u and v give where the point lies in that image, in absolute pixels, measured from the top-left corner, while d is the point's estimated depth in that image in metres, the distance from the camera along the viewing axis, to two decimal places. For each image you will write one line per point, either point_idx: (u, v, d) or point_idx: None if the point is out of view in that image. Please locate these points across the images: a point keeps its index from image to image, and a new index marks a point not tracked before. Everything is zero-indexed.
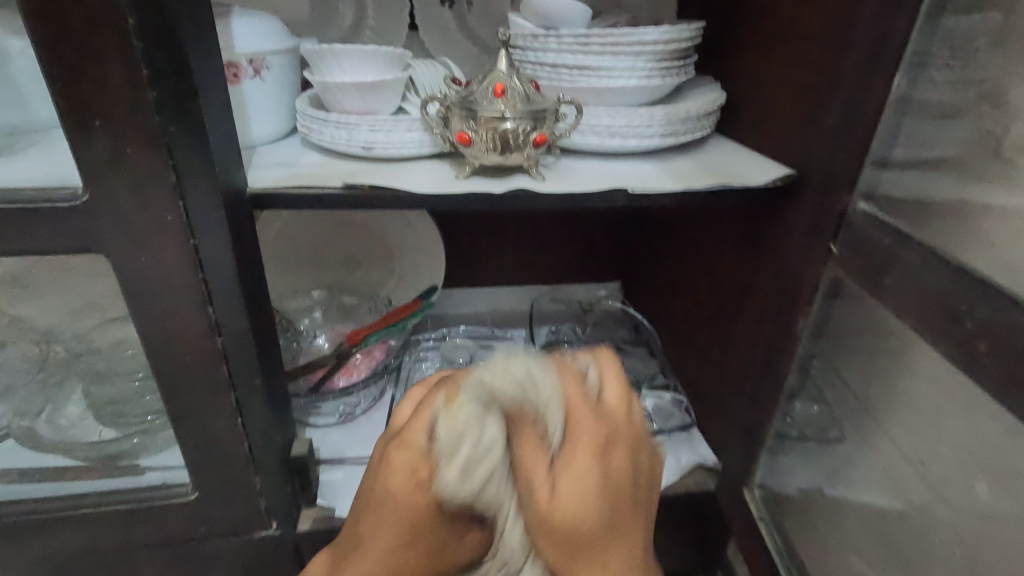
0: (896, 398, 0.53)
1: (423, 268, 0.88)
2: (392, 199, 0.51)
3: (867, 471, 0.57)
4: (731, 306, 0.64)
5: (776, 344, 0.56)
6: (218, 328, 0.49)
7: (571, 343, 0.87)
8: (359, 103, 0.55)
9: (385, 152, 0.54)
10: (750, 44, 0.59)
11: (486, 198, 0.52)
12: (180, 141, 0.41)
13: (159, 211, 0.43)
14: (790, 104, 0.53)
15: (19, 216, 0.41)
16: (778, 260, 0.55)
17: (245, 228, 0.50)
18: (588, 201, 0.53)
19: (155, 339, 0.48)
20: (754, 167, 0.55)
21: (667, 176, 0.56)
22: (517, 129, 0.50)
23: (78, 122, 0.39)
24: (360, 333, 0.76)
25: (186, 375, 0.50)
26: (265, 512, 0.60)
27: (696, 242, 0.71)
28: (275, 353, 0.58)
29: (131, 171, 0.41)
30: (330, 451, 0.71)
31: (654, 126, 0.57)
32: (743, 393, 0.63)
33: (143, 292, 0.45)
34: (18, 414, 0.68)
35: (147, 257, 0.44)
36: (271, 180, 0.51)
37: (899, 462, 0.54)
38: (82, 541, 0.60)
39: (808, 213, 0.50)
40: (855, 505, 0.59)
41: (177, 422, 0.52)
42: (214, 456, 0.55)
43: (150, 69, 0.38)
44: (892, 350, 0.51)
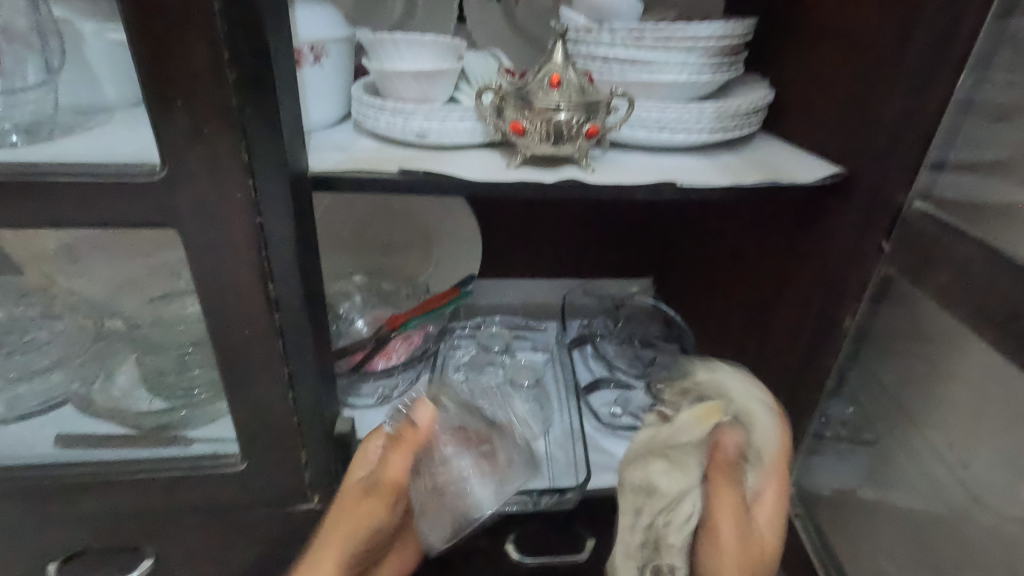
0: (937, 400, 0.54)
1: (460, 257, 0.90)
2: (446, 184, 0.52)
3: (904, 473, 0.57)
4: (771, 306, 0.64)
5: (820, 342, 0.56)
6: (276, 304, 0.51)
7: (603, 336, 0.89)
8: (415, 91, 0.57)
9: (438, 140, 0.56)
10: (801, 42, 0.59)
11: (538, 187, 0.53)
12: (255, 122, 0.43)
13: (230, 188, 0.45)
14: (841, 103, 0.53)
15: (102, 189, 0.44)
16: (823, 259, 0.55)
17: (304, 209, 0.52)
18: (637, 193, 0.54)
19: (218, 312, 0.50)
20: (803, 164, 0.55)
21: (715, 171, 0.56)
22: (571, 120, 0.51)
23: (163, 101, 0.41)
24: (400, 318, 0.78)
25: (243, 348, 0.52)
26: (307, 485, 0.62)
27: (737, 241, 0.71)
28: (324, 333, 0.60)
29: (207, 148, 0.43)
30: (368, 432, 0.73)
31: (703, 121, 0.57)
32: (780, 391, 0.63)
33: (210, 266, 0.48)
34: (76, 381, 0.72)
35: (217, 232, 0.46)
36: (330, 163, 0.53)
37: (938, 464, 0.54)
38: (134, 504, 0.62)
39: (858, 212, 0.50)
40: (888, 506, 0.59)
41: (232, 393, 0.55)
42: (264, 428, 0.57)
43: (232, 51, 0.40)
44: (936, 352, 0.52)
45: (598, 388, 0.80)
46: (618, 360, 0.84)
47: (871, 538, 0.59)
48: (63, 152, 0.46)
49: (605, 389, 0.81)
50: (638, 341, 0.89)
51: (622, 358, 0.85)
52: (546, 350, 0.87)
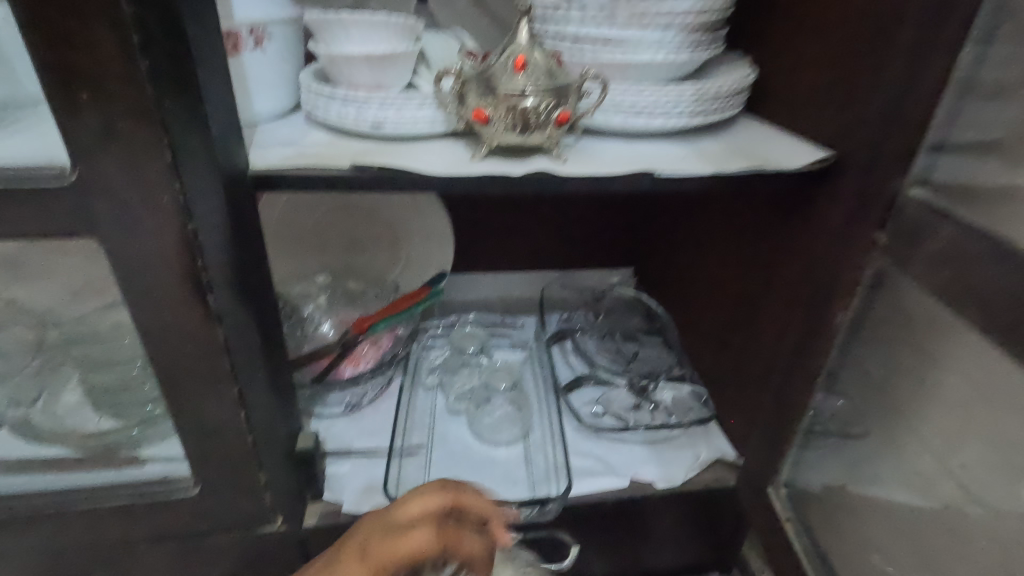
0: (926, 392, 0.50)
1: (430, 252, 0.86)
2: (404, 179, 0.47)
3: (892, 469, 0.54)
4: (756, 298, 0.61)
5: (809, 339, 0.53)
6: (218, 317, 0.46)
7: (583, 331, 0.85)
8: (369, 77, 0.52)
9: (395, 130, 0.51)
10: (786, 16, 0.55)
11: (505, 181, 0.48)
12: (177, 117, 0.38)
13: (155, 192, 0.40)
14: (828, 82, 0.49)
15: (7, 197, 0.38)
16: (810, 248, 0.52)
17: (247, 212, 0.47)
18: (612, 184, 0.50)
19: (152, 329, 0.45)
20: (789, 148, 0.51)
21: (697, 158, 0.52)
22: (538, 106, 0.47)
23: (64, 94, 0.35)
24: (367, 321, 0.73)
25: (185, 367, 0.47)
26: (270, 506, 0.58)
27: (720, 231, 0.68)
28: (280, 344, 0.55)
29: (123, 148, 0.38)
30: (336, 443, 0.68)
31: (681, 104, 0.53)
32: (768, 388, 0.60)
33: (139, 279, 0.43)
34: (15, 403, 0.66)
35: (144, 243, 0.41)
36: (275, 160, 0.48)
37: (927, 460, 0.51)
38: (78, 536, 0.57)
39: (849, 200, 0.47)
40: (877, 502, 0.55)
41: (177, 415, 0.50)
42: (216, 450, 0.52)
43: (142, 36, 0.35)
44: (923, 344, 0.48)
45: (581, 386, 0.76)
46: (599, 356, 0.80)
47: (860, 536, 0.56)
48: None
49: (587, 386, 0.77)
50: (619, 336, 0.85)
51: (604, 353, 0.81)
52: (525, 348, 0.84)
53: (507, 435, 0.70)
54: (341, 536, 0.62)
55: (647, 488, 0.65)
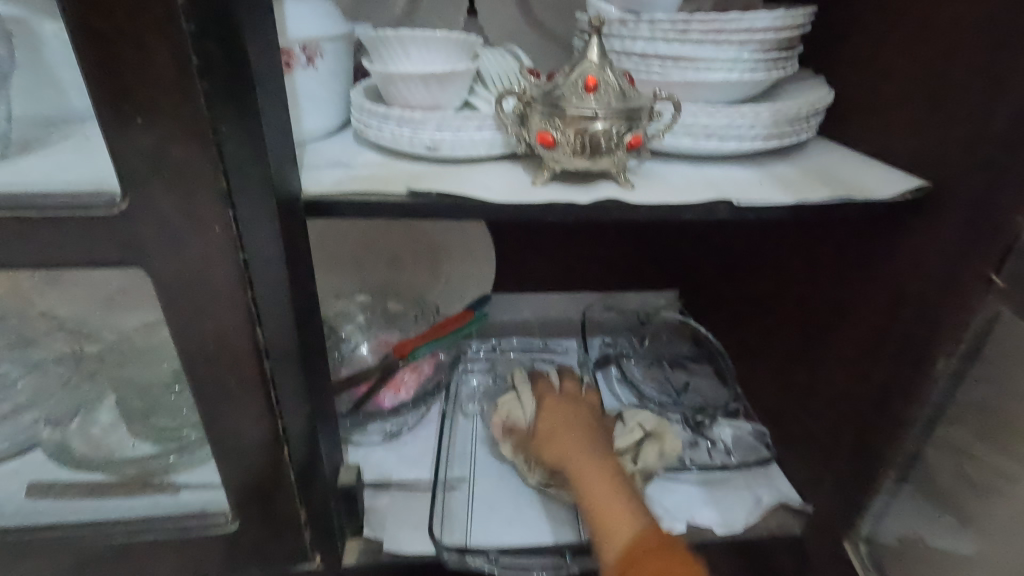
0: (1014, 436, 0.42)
1: (471, 272, 0.83)
2: (463, 206, 0.44)
3: (979, 524, 0.47)
4: (830, 335, 0.57)
5: (897, 383, 0.48)
6: (265, 350, 0.43)
7: (629, 358, 0.81)
8: (425, 96, 0.49)
9: (452, 153, 0.48)
10: (867, 32, 0.51)
11: (570, 209, 0.45)
12: (232, 142, 0.36)
13: (207, 220, 0.37)
14: (924, 104, 0.45)
15: (55, 223, 0.36)
16: (900, 286, 0.48)
17: (298, 239, 0.44)
18: (685, 213, 0.46)
19: (198, 362, 0.43)
20: (877, 175, 0.47)
21: (774, 185, 0.48)
22: (609, 130, 0.43)
23: (118, 119, 0.33)
24: (409, 344, 0.72)
25: (229, 400, 0.45)
26: (309, 544, 0.55)
27: (784, 259, 0.64)
28: (323, 375, 0.52)
29: (177, 174, 0.35)
30: (375, 474, 0.65)
31: (757, 126, 0.49)
32: (843, 432, 0.55)
33: (187, 311, 0.40)
34: (48, 422, 0.64)
35: (193, 273, 0.39)
36: (327, 184, 0.45)
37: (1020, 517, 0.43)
38: (112, 568, 0.55)
39: (956, 235, 0.42)
40: (959, 558, 0.48)
41: (219, 449, 0.47)
42: (256, 486, 0.50)
43: (201, 57, 0.33)
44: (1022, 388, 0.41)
45: None
46: (648, 386, 0.76)
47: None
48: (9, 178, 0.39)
49: None
50: (667, 363, 0.81)
51: (652, 383, 0.77)
52: None
53: None
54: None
55: (706, 533, 0.61)
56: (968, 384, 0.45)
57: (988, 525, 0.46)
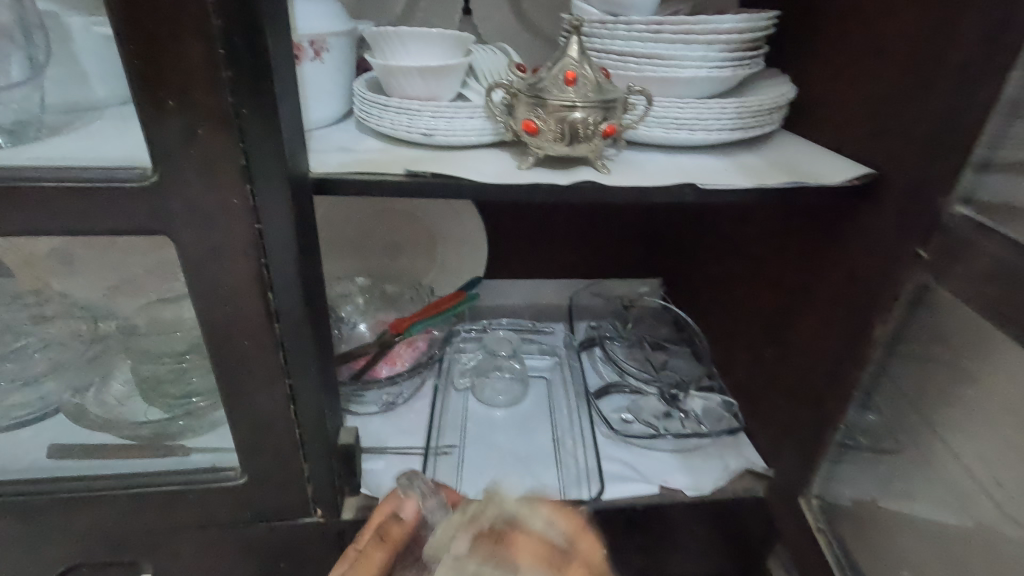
0: (953, 405, 0.51)
1: (465, 258, 0.88)
2: (454, 186, 0.49)
3: (928, 488, 0.54)
4: (793, 312, 0.62)
5: (846, 352, 0.54)
6: (276, 313, 0.48)
7: (612, 339, 0.86)
8: (422, 88, 0.54)
9: (446, 140, 0.53)
10: (824, 35, 0.56)
11: (551, 190, 0.50)
12: (251, 123, 0.41)
13: (227, 193, 0.42)
14: (872, 101, 0.50)
15: (92, 195, 0.41)
16: (850, 264, 0.53)
17: (306, 214, 0.49)
18: (655, 195, 0.51)
19: (214, 322, 0.47)
20: (829, 163, 0.53)
21: (737, 172, 0.53)
22: (587, 119, 0.48)
23: (153, 101, 0.38)
24: (404, 322, 0.77)
25: (241, 359, 0.50)
26: (311, 498, 0.60)
27: (755, 244, 0.69)
28: (327, 341, 0.57)
29: (202, 152, 0.40)
30: (372, 440, 0.70)
31: (723, 119, 0.54)
32: (802, 401, 0.61)
33: (206, 275, 0.45)
34: (70, 389, 0.69)
35: (213, 240, 0.44)
36: (333, 166, 0.50)
37: (962, 478, 0.51)
38: (128, 520, 0.60)
39: (893, 216, 0.48)
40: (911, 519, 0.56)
41: (231, 406, 0.52)
42: (266, 442, 0.55)
43: (227, 48, 0.38)
44: (959, 365, 0.49)
45: (609, 394, 0.78)
46: (629, 364, 0.81)
47: (891, 549, 0.56)
48: (50, 156, 0.44)
49: (617, 394, 0.78)
50: (648, 344, 0.86)
51: (633, 361, 0.82)
52: (554, 354, 0.85)
53: (540, 439, 0.72)
54: None
55: (677, 495, 0.66)
56: (903, 344, 0.52)
57: (939, 488, 0.53)
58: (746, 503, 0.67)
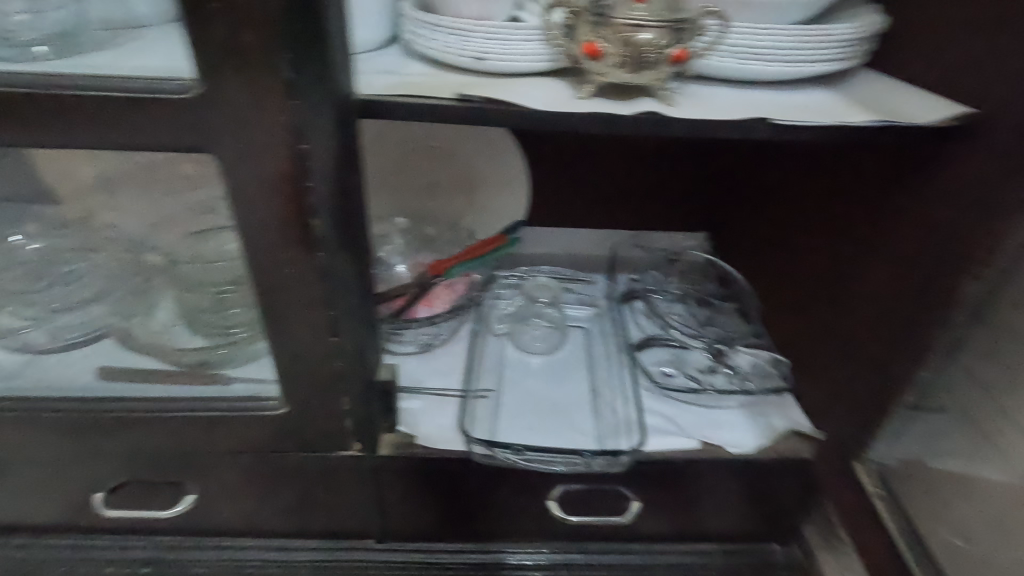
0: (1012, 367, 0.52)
1: (506, 201, 0.85)
2: (508, 112, 0.46)
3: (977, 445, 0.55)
4: (858, 267, 0.58)
5: (921, 309, 0.50)
6: (319, 241, 0.47)
7: (655, 293, 0.84)
8: (474, 6, 0.50)
9: (498, 64, 0.49)
10: None
11: (609, 120, 0.46)
12: (297, 32, 0.38)
13: (273, 110, 0.40)
14: (982, 29, 0.45)
15: (136, 108, 0.39)
16: (933, 215, 0.49)
17: (350, 138, 0.47)
18: (722, 129, 0.47)
19: (256, 246, 0.46)
20: (921, 102, 0.48)
21: (815, 108, 0.49)
22: (656, 41, 0.45)
23: (197, 5, 0.36)
24: (443, 265, 0.76)
25: (282, 287, 0.49)
26: (349, 430, 0.60)
27: (818, 194, 0.64)
28: (368, 276, 0.56)
29: (247, 62, 0.38)
30: (408, 379, 0.69)
31: (804, 49, 0.49)
32: (863, 362, 0.57)
33: (250, 196, 0.44)
34: (117, 314, 0.71)
35: (257, 161, 0.42)
36: (380, 87, 0.48)
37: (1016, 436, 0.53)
38: (173, 441, 0.61)
39: (992, 159, 0.44)
40: None
41: (273, 334, 0.52)
42: (305, 373, 0.54)
43: None
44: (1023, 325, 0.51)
45: (650, 346, 0.76)
46: (672, 318, 0.79)
47: (939, 506, 0.58)
48: (92, 67, 0.42)
49: (658, 347, 0.76)
50: (693, 299, 0.83)
51: (677, 316, 0.80)
52: (594, 305, 0.83)
53: (577, 388, 0.71)
54: (414, 466, 0.64)
55: (717, 451, 0.64)
56: (992, 306, 0.48)
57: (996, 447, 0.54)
58: (793, 467, 0.64)
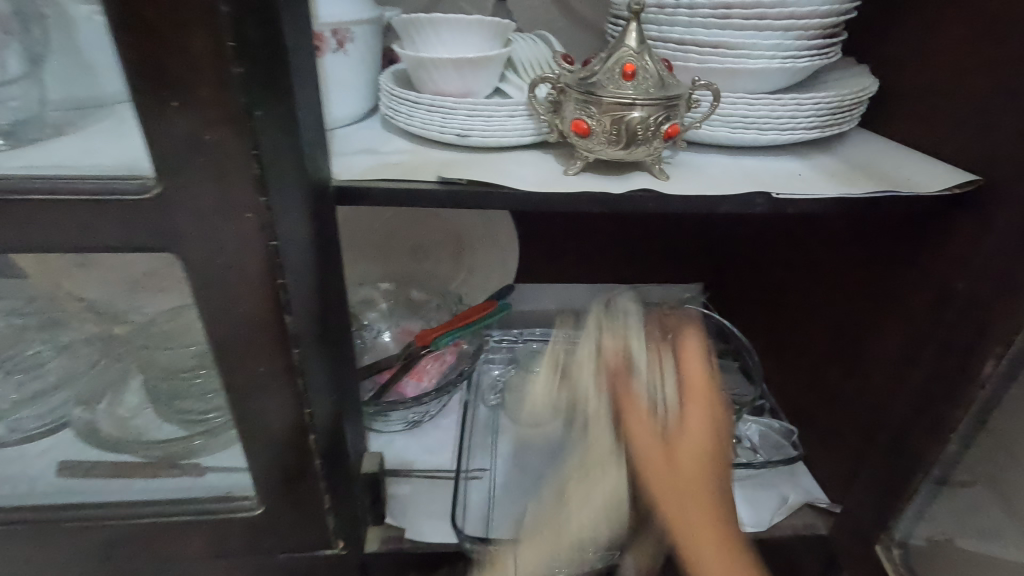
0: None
1: (495, 262, 0.82)
2: (494, 194, 0.43)
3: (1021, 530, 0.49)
4: (870, 332, 0.55)
5: (939, 384, 0.48)
6: (294, 338, 0.43)
7: None
8: (457, 82, 0.48)
9: (482, 140, 0.47)
10: (920, 21, 0.49)
11: (602, 199, 0.44)
12: (265, 127, 0.35)
13: (238, 208, 0.37)
14: (985, 98, 0.43)
15: (91, 210, 0.36)
16: (946, 285, 0.47)
17: (325, 225, 0.44)
18: (721, 206, 0.44)
19: (226, 347, 0.43)
20: (923, 169, 0.46)
21: (815, 177, 0.47)
22: (647, 119, 0.42)
23: (154, 103, 0.33)
24: (430, 335, 0.71)
25: (255, 387, 0.45)
26: (331, 531, 0.55)
27: (819, 254, 0.62)
28: (346, 361, 0.52)
29: (210, 160, 0.35)
30: (396, 461, 0.66)
31: (798, 117, 0.48)
32: (880, 435, 0.54)
33: (217, 296, 0.40)
34: (82, 401, 0.66)
35: (224, 259, 0.39)
36: (357, 171, 0.45)
37: None
38: (137, 550, 0.55)
39: (1006, 231, 0.42)
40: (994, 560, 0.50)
41: (246, 435, 0.48)
42: (281, 474, 0.50)
43: (237, 40, 0.32)
44: None
45: None
46: None
47: None
48: (43, 162, 0.39)
49: None
50: None
51: None
52: None
53: None
54: (405, 562, 0.59)
55: None
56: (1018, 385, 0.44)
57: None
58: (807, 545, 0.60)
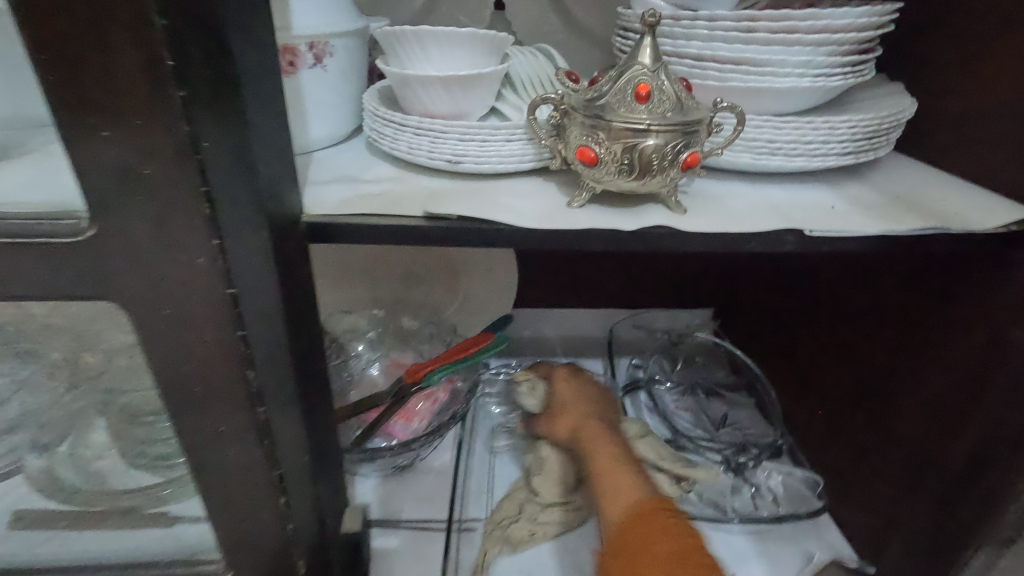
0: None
1: (492, 290, 0.77)
2: (487, 231, 0.38)
3: None
4: (908, 380, 0.50)
5: (991, 446, 0.43)
6: (258, 395, 0.38)
7: (660, 384, 0.74)
8: (447, 102, 0.43)
9: (475, 167, 0.42)
10: (961, 37, 0.44)
11: (611, 236, 0.38)
12: (217, 159, 0.30)
13: (188, 250, 0.32)
14: None
15: (10, 254, 0.31)
16: (1000, 334, 0.42)
17: (295, 265, 0.38)
18: (747, 243, 0.39)
19: (179, 406, 0.37)
20: (974, 203, 0.41)
21: (852, 211, 0.41)
22: (663, 146, 0.37)
23: (82, 132, 0.28)
24: (422, 370, 0.64)
25: (214, 448, 0.39)
26: None
27: (848, 289, 0.57)
28: (324, 411, 0.47)
29: (151, 198, 0.30)
30: (382, 511, 0.61)
31: (830, 142, 0.42)
32: (920, 495, 0.49)
33: (167, 349, 0.35)
34: None
35: (173, 309, 0.33)
36: (333, 204, 0.40)
37: None
38: None
39: None
40: None
41: (206, 500, 0.42)
42: (247, 541, 0.44)
43: (179, 60, 0.27)
44: None
45: None
46: (679, 417, 0.69)
47: None
48: None
49: None
50: (702, 392, 0.73)
51: (687, 415, 0.70)
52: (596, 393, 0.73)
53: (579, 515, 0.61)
54: None
55: None
56: None
57: None
58: None
